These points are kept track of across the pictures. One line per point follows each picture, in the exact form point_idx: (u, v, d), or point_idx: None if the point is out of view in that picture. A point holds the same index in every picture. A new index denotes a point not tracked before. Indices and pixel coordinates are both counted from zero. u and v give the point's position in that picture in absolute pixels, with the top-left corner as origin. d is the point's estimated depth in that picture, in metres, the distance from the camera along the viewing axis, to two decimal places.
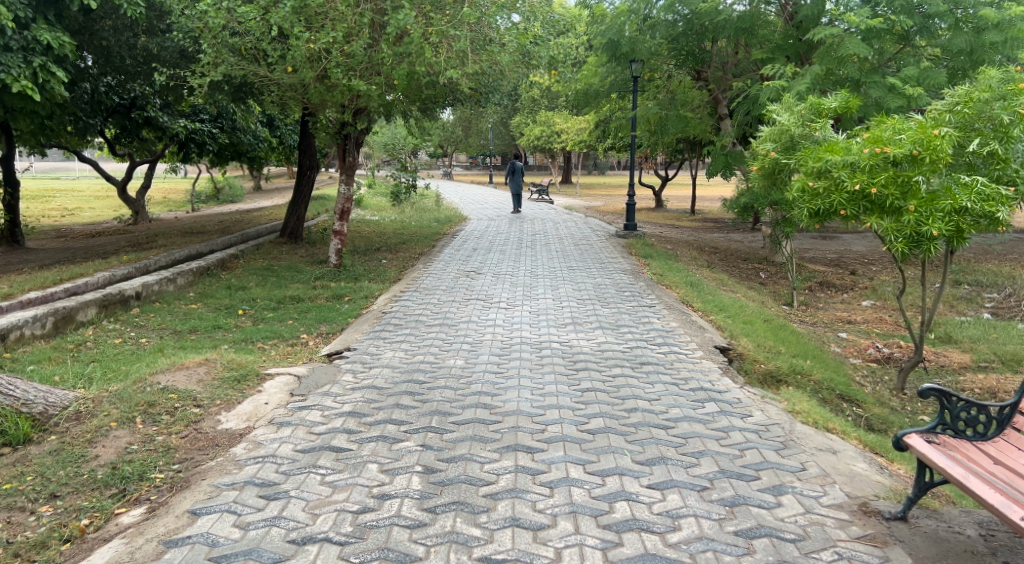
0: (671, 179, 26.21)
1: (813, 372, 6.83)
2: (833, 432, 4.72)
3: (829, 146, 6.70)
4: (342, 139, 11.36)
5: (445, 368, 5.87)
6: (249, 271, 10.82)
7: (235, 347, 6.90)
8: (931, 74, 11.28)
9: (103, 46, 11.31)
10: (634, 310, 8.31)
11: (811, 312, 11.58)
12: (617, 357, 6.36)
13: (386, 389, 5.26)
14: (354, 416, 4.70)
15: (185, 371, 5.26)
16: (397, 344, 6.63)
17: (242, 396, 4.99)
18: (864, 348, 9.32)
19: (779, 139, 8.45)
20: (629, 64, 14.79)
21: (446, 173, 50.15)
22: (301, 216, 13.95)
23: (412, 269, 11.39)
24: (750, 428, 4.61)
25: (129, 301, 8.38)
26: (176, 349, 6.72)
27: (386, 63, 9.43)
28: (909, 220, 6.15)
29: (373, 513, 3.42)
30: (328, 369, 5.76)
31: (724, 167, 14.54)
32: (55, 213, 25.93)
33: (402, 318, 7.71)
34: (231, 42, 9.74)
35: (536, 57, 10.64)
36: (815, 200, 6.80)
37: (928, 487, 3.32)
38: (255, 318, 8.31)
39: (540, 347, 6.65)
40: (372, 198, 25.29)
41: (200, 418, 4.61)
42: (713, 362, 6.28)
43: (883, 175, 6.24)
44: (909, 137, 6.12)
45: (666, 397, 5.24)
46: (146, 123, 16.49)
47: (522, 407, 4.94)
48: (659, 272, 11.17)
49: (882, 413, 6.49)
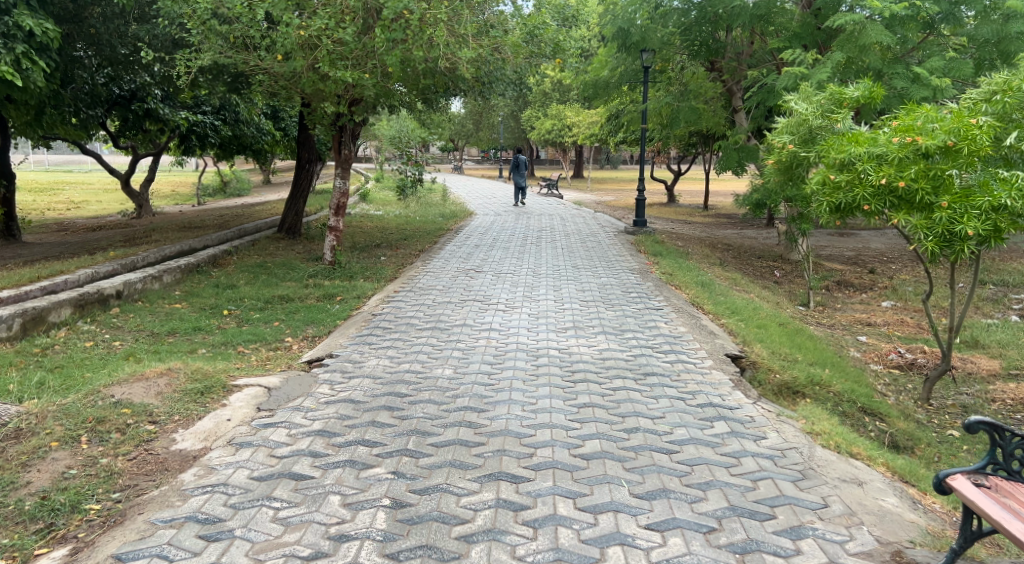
0: (682, 174, 25.57)
1: (833, 383, 6.34)
2: (858, 457, 4.17)
3: (853, 136, 6.18)
4: (337, 130, 10.84)
5: (431, 379, 5.40)
6: (241, 269, 10.39)
7: (212, 352, 6.46)
8: (959, 64, 10.67)
9: (91, 34, 10.81)
10: (640, 313, 7.81)
11: (828, 314, 11.05)
12: (620, 366, 5.86)
13: (362, 404, 4.79)
14: (323, 436, 4.24)
15: (144, 383, 4.80)
16: (383, 351, 6.18)
17: (203, 411, 4.54)
18: (885, 353, 8.78)
19: (797, 131, 7.87)
20: (639, 53, 14.22)
21: (456, 168, 49.69)
22: (300, 211, 13.53)
23: (410, 267, 10.94)
24: (764, 454, 4.09)
25: (109, 301, 7.95)
26: (149, 354, 6.29)
27: (378, 51, 8.92)
28: (941, 217, 5.63)
29: (326, 560, 2.98)
30: (303, 381, 5.30)
31: (736, 163, 14.02)
32: (59, 207, 25.58)
33: (392, 322, 7.25)
34: (219, 29, 9.24)
35: (541, 43, 10.10)
36: (836, 194, 6.24)
37: (976, 537, 2.85)
38: (240, 319, 7.88)
39: (537, 355, 6.16)
40: (378, 192, 24.86)
41: (153, 437, 4.17)
42: (724, 374, 5.76)
43: (913, 168, 5.74)
44: (943, 126, 5.71)
45: (672, 414, 4.73)
46: (146, 115, 16.04)
47: (510, 426, 4.45)
48: (669, 271, 10.64)
49: (908, 429, 6.00)
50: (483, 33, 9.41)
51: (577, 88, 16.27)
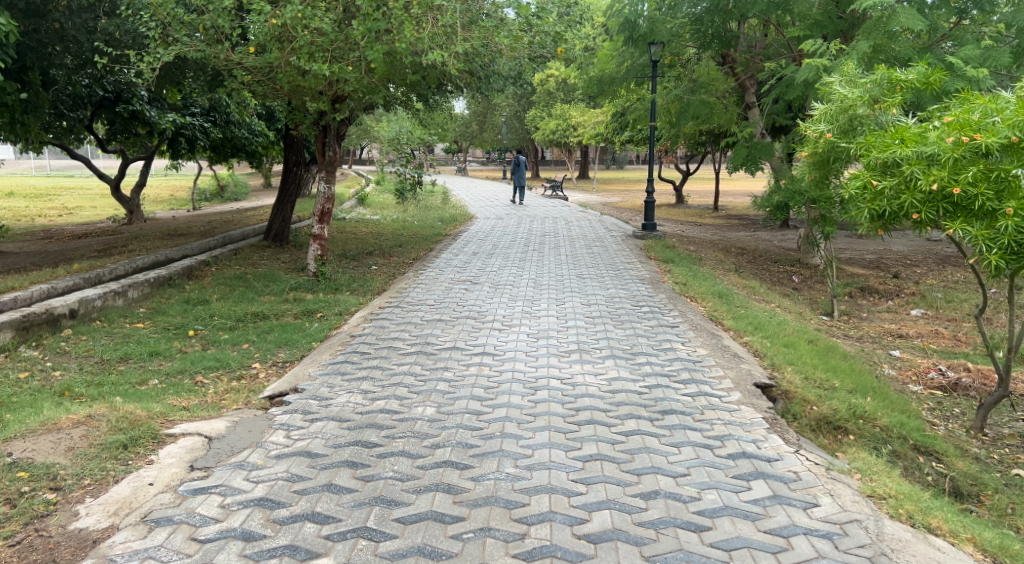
0: (691, 173, 24.40)
1: (878, 415, 5.47)
2: (938, 534, 3.31)
3: (899, 132, 5.32)
4: (321, 130, 9.95)
5: (409, 421, 4.54)
6: (218, 281, 9.58)
7: (164, 384, 5.63)
8: (996, 53, 9.65)
9: (56, 30, 9.70)
10: (653, 332, 6.93)
11: (854, 324, 10.17)
12: (632, 402, 4.97)
13: (319, 460, 3.92)
14: (263, 507, 3.39)
15: (54, 436, 3.96)
16: (357, 384, 5.31)
17: (122, 472, 3.69)
18: (923, 371, 7.88)
19: (836, 120, 7.14)
20: (648, 47, 13.25)
21: (459, 169, 48.73)
22: (287, 217, 12.68)
23: (400, 277, 10.12)
24: (818, 531, 3.24)
25: (61, 322, 7.11)
26: (89, 387, 5.44)
27: (362, 43, 8.00)
28: (1006, 226, 4.76)
29: None
30: (254, 427, 4.44)
31: (747, 160, 12.96)
32: (51, 214, 24.73)
33: (373, 345, 6.42)
34: (186, 18, 8.39)
35: (539, 34, 9.08)
36: (878, 201, 5.40)
37: None
38: (206, 341, 7.02)
39: (536, 386, 5.28)
40: (379, 195, 24.03)
41: (50, 511, 3.32)
42: (756, 411, 4.87)
43: (971, 170, 4.87)
44: (1006, 120, 4.81)
45: (698, 469, 3.87)
46: (132, 118, 15.10)
47: (498, 490, 3.57)
48: (683, 279, 9.78)
49: (970, 471, 5.14)
50: (475, 22, 8.54)
51: (581, 84, 15.35)
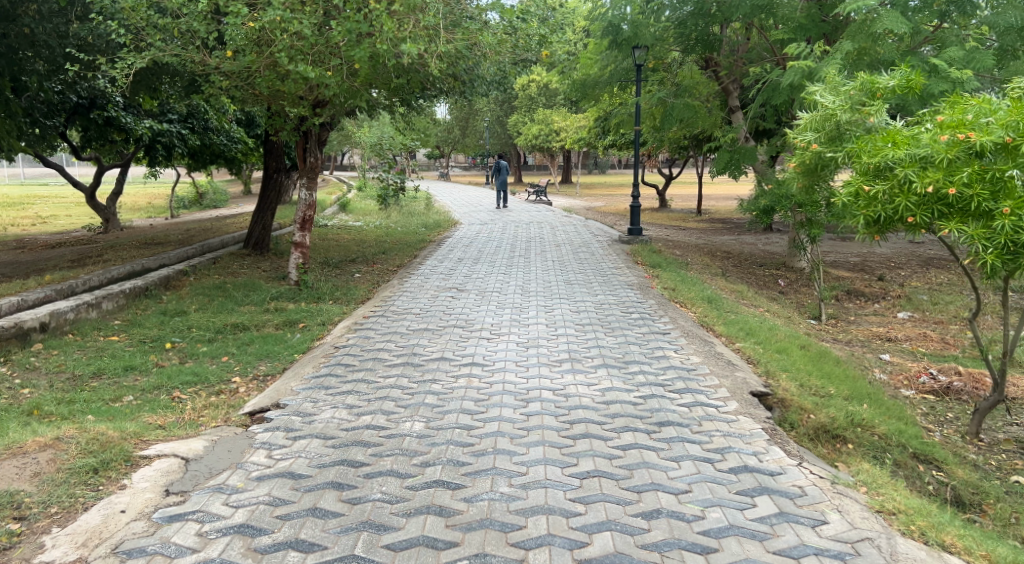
0: (675, 177, 24.36)
1: (876, 423, 5.36)
2: (953, 552, 3.17)
3: (890, 135, 5.22)
4: (301, 136, 9.74)
5: (397, 438, 4.34)
6: (196, 290, 9.32)
7: (139, 400, 5.39)
8: (980, 55, 9.59)
9: (26, 35, 9.28)
10: (644, 340, 6.79)
11: (843, 328, 10.08)
12: (628, 414, 4.81)
13: (303, 482, 3.72)
14: (243, 535, 3.19)
15: (19, 460, 3.74)
16: (342, 398, 5.10)
17: (92, 499, 3.48)
18: (915, 376, 7.79)
19: (822, 127, 7.03)
20: (631, 51, 13.16)
21: (441, 175, 48.49)
22: (267, 225, 12.41)
23: (384, 285, 9.92)
24: (829, 551, 3.10)
25: (31, 336, 6.83)
26: (59, 405, 5.20)
27: (341, 46, 7.80)
28: (1003, 225, 4.66)
29: None
30: (234, 446, 4.23)
31: (731, 164, 12.91)
32: (25, 223, 24.19)
33: (357, 357, 6.21)
34: (160, 23, 8.14)
35: (523, 37, 8.94)
36: (872, 206, 5.25)
37: None
38: (183, 354, 6.78)
39: (528, 398, 5.11)
40: (361, 201, 23.76)
41: (13, 543, 3.10)
42: (755, 422, 4.73)
43: (965, 170, 4.77)
44: (1000, 120, 4.74)
45: (700, 485, 3.71)
46: (107, 124, 14.76)
47: (492, 512, 3.40)
48: (671, 285, 9.66)
49: (971, 479, 5.02)
50: (458, 24, 8.37)
51: (564, 89, 15.24)
